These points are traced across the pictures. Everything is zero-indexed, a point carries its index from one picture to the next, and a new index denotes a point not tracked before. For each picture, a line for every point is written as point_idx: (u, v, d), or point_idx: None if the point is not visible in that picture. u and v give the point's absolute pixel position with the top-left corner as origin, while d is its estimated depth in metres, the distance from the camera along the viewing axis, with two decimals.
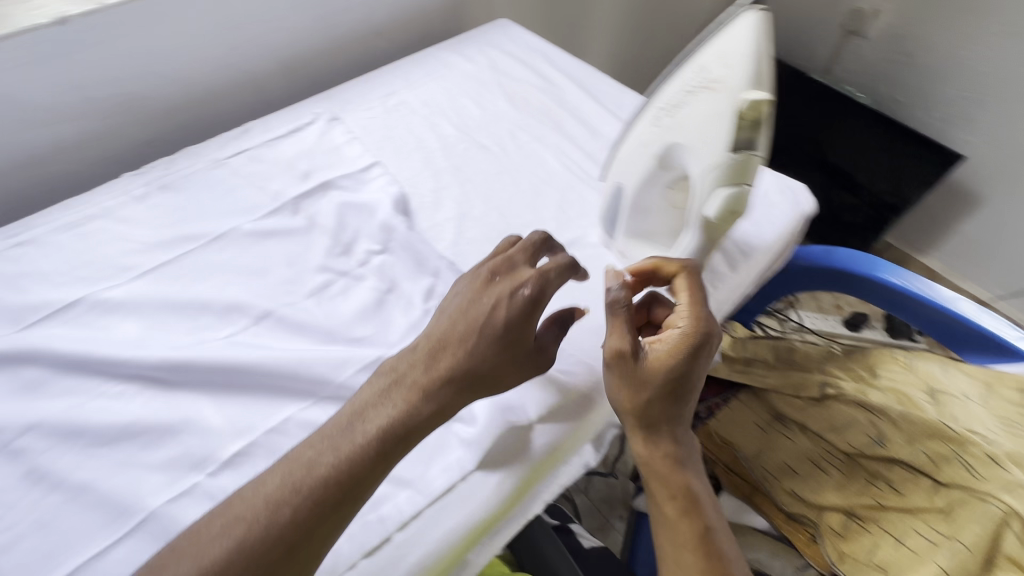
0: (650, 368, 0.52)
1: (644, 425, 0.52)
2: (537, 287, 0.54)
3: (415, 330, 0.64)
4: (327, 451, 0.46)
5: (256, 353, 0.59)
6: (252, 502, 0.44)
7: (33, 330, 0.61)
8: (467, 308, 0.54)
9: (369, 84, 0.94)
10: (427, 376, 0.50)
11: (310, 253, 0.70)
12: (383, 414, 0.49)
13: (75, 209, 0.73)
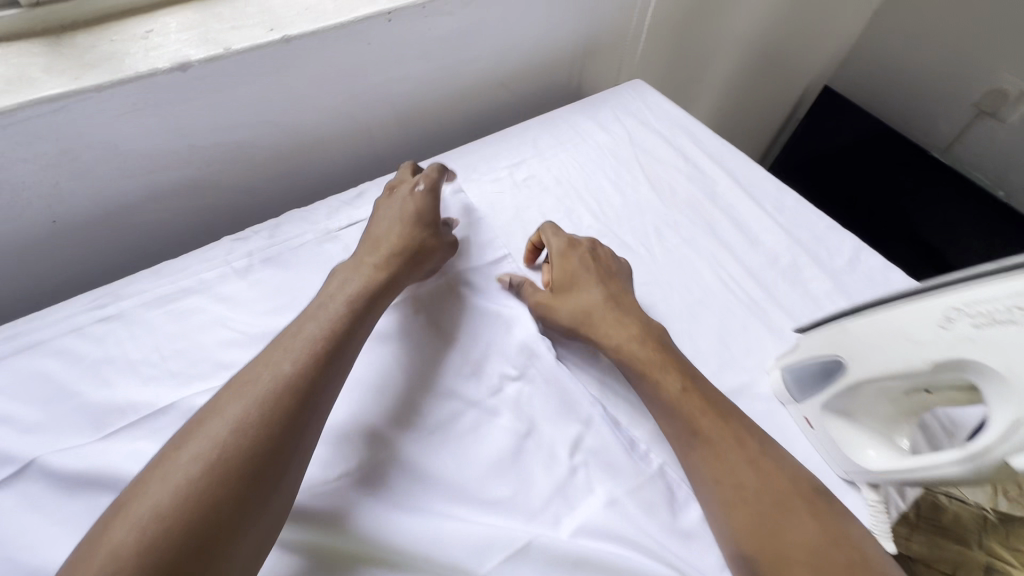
0: (558, 292, 0.65)
1: (579, 313, 0.62)
2: (426, 183, 0.71)
3: (562, 494, 0.53)
4: (330, 301, 0.56)
5: (382, 523, 0.49)
6: (240, 381, 0.47)
7: (116, 441, 0.52)
8: (383, 214, 0.68)
9: (494, 149, 0.83)
10: (375, 253, 0.63)
11: (434, 369, 0.60)
12: (360, 281, 0.59)
13: (169, 278, 0.64)
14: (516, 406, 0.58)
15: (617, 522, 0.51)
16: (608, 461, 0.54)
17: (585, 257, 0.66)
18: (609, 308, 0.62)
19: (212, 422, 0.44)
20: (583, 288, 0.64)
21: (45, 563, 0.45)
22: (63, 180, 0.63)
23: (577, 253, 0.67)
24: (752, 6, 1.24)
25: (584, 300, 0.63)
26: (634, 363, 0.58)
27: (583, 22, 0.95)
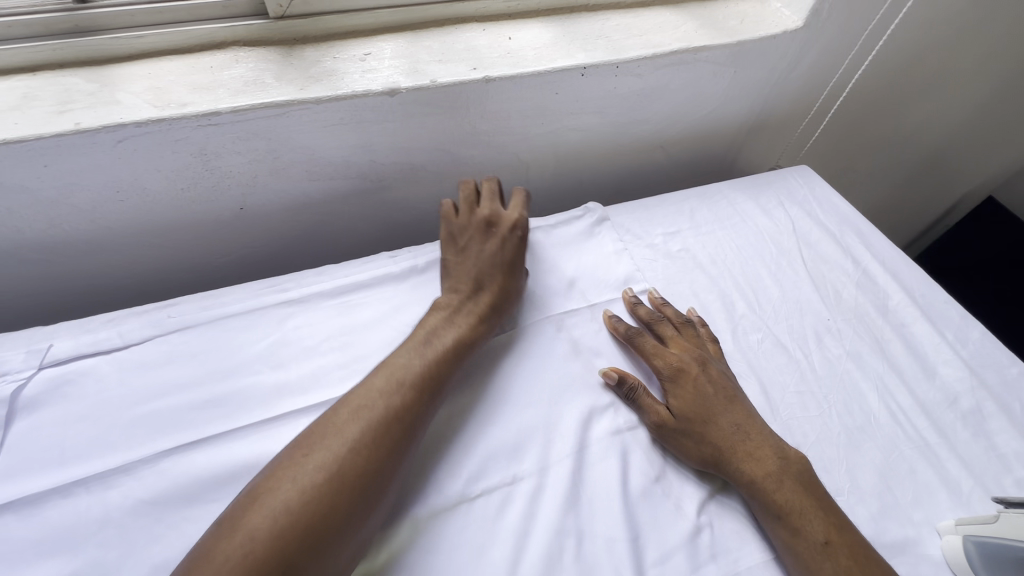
0: (686, 419, 0.57)
1: (709, 447, 0.55)
2: (521, 224, 0.69)
3: (688, 552, 0.51)
4: (435, 338, 0.58)
5: (509, 539, 0.50)
6: (354, 403, 0.50)
7: (263, 439, 0.54)
8: (477, 254, 0.66)
9: (649, 213, 0.81)
10: (474, 304, 0.62)
11: (574, 400, 0.60)
12: (456, 329, 0.60)
13: (329, 278, 0.67)
14: (648, 449, 0.57)
15: None
16: (739, 532, 0.53)
17: (701, 385, 0.59)
18: (744, 439, 0.56)
19: (330, 435, 0.48)
20: (711, 424, 0.56)
21: (190, 537, 0.48)
22: (261, 174, 0.68)
23: (689, 380, 0.60)
24: (937, 104, 1.15)
25: (711, 436, 0.56)
26: (768, 503, 0.52)
27: (759, 98, 0.92)
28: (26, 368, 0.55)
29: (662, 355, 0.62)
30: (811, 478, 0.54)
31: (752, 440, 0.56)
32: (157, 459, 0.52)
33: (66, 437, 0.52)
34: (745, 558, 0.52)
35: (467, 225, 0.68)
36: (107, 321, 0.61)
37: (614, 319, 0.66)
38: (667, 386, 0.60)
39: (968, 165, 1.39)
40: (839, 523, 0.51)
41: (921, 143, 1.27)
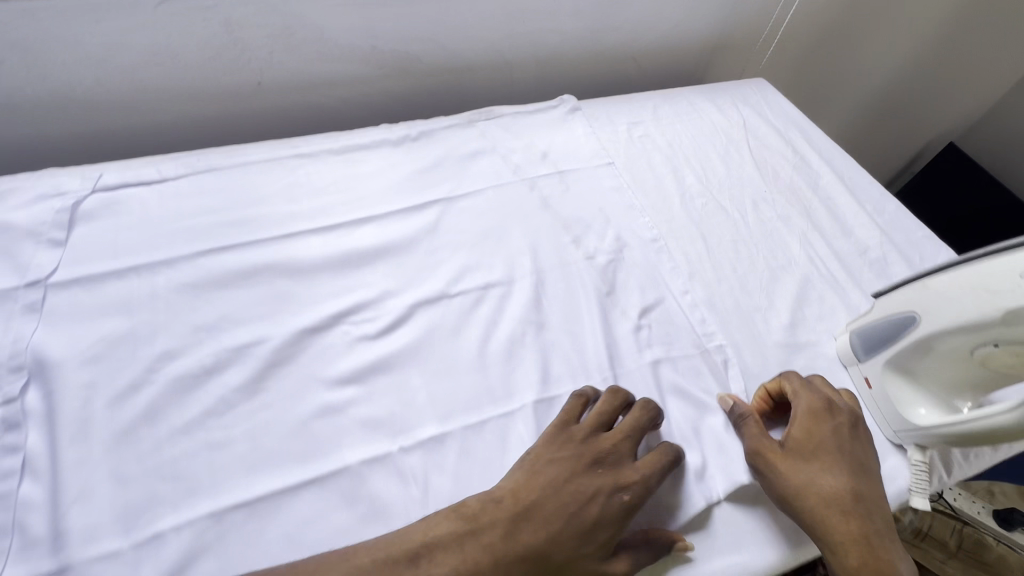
0: (792, 450, 0.54)
1: (807, 497, 0.51)
2: (640, 489, 0.49)
3: (629, 341, 0.63)
4: (466, 559, 0.44)
5: (484, 325, 0.62)
6: (391, 555, 0.44)
7: (281, 248, 0.65)
8: (552, 486, 0.48)
9: (617, 107, 0.92)
10: (504, 545, 0.45)
11: (542, 237, 0.71)
12: (462, 562, 0.44)
13: (335, 140, 0.78)
14: (603, 274, 0.69)
15: (670, 378, 0.61)
16: (672, 331, 0.65)
17: (840, 435, 0.55)
18: (848, 494, 0.52)
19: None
20: (826, 470, 0.53)
21: (226, 310, 0.59)
22: (277, 50, 0.78)
23: (832, 427, 0.56)
24: (896, 29, 1.30)
25: (819, 484, 0.52)
26: (824, 529, 0.50)
27: (720, 16, 1.02)
28: (83, 189, 0.66)
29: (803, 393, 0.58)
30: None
31: (846, 488, 0.52)
32: (195, 257, 0.63)
33: (118, 240, 0.63)
34: (675, 349, 0.64)
35: (580, 450, 0.51)
36: (146, 162, 0.71)
37: (784, 372, 0.60)
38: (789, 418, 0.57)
39: (938, 101, 1.50)
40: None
41: (892, 68, 1.40)
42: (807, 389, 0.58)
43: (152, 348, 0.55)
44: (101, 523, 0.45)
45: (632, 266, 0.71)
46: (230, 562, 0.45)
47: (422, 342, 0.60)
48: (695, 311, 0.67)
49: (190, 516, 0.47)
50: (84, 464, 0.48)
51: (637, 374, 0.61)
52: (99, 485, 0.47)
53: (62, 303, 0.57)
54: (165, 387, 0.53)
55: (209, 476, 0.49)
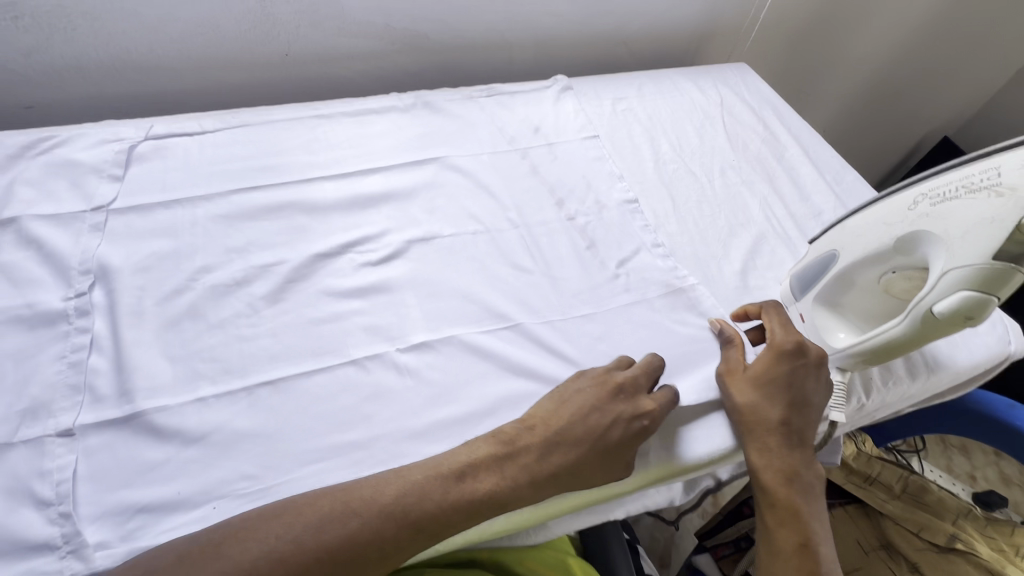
0: (750, 377, 0.61)
1: (746, 414, 0.59)
2: (652, 421, 0.58)
3: (598, 278, 0.73)
4: (500, 472, 0.53)
5: (472, 258, 0.72)
6: (438, 475, 0.51)
7: (301, 189, 0.76)
8: (584, 416, 0.56)
9: (605, 83, 1.01)
10: (524, 459, 0.54)
11: (527, 190, 0.81)
12: (496, 479, 0.52)
13: (351, 104, 0.89)
14: (579, 222, 0.79)
15: (631, 309, 0.70)
16: (638, 271, 0.74)
17: (795, 372, 0.61)
18: (786, 422, 0.60)
19: (453, 496, 0.50)
20: (771, 396, 0.60)
21: (255, 236, 0.70)
22: (303, 24, 0.89)
23: (789, 363, 0.61)
24: (881, 24, 1.36)
25: (763, 409, 0.59)
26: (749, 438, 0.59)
27: (706, 4, 1.11)
28: (137, 136, 0.78)
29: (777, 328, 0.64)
30: (813, 488, 0.59)
31: (783, 416, 0.60)
32: (229, 194, 0.74)
33: (167, 179, 0.75)
34: (638, 286, 0.73)
35: (604, 387, 0.58)
36: (189, 117, 0.83)
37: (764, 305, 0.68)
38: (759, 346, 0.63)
39: (931, 95, 1.56)
40: (805, 517, 0.56)
41: (880, 62, 1.47)
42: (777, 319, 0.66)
43: (194, 262, 0.67)
44: (153, 388, 0.57)
45: (609, 220, 0.79)
46: (252, 424, 0.56)
47: (418, 269, 0.70)
48: (659, 256, 0.76)
49: (221, 389, 0.58)
50: (140, 345, 0.59)
51: (602, 305, 0.70)
52: (153, 360, 0.59)
53: (120, 225, 0.69)
54: (204, 291, 0.64)
55: (237, 361, 0.60)
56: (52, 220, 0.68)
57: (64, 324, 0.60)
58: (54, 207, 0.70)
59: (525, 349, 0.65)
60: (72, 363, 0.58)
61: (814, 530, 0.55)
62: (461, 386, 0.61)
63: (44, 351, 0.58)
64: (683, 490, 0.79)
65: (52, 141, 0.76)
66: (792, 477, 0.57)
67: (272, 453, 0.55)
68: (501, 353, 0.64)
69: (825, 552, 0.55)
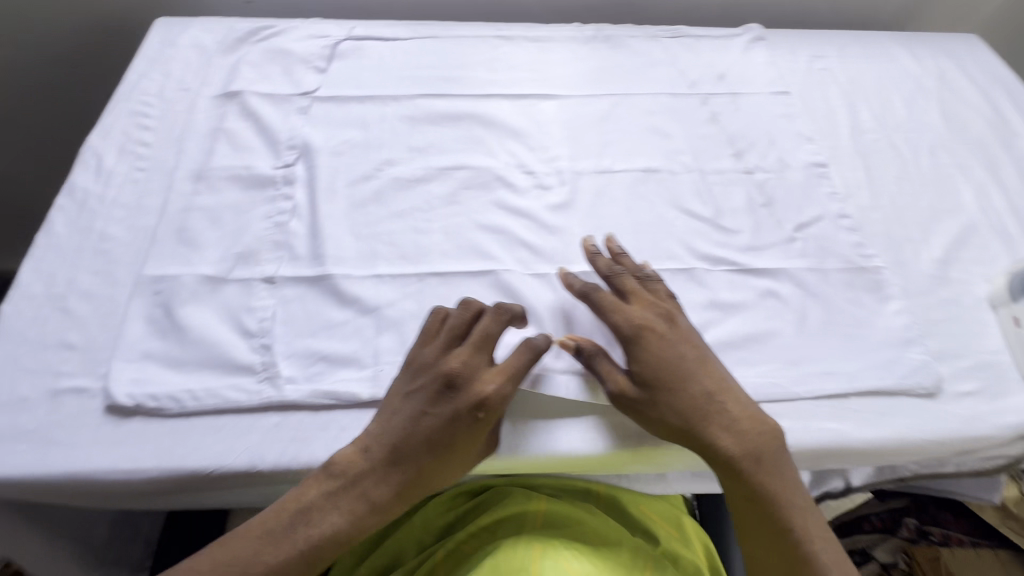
0: (667, 346, 0.53)
1: (687, 398, 0.51)
2: (495, 396, 0.50)
3: (772, 237, 0.68)
4: (335, 506, 0.47)
5: (639, 195, 0.70)
6: (274, 526, 0.46)
7: (479, 104, 0.77)
8: (414, 418, 0.49)
9: (802, 38, 0.91)
10: (365, 481, 0.48)
11: (704, 138, 0.77)
12: (338, 514, 0.47)
13: (533, 29, 0.88)
14: (758, 179, 0.73)
15: (807, 276, 0.65)
16: (819, 237, 0.68)
17: (667, 344, 0.53)
18: (728, 404, 0.52)
19: (291, 546, 0.45)
20: (694, 372, 0.52)
21: (435, 140, 0.73)
22: None
23: (651, 338, 0.53)
24: None
25: (694, 389, 0.51)
26: (694, 422, 0.51)
27: None
28: (340, 36, 0.84)
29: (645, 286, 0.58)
30: (784, 471, 0.51)
31: (717, 396, 0.52)
32: (416, 99, 0.77)
33: (362, 77, 0.79)
34: (816, 253, 0.67)
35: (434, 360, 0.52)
36: (384, 25, 0.87)
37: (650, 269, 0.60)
38: (650, 313, 0.55)
39: None
40: (788, 512, 0.49)
41: None
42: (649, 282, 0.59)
43: (380, 156, 0.71)
44: (340, 258, 0.62)
45: (791, 181, 0.73)
46: (420, 308, 0.60)
47: (584, 197, 0.69)
48: (845, 228, 0.69)
49: (396, 271, 0.62)
50: (331, 219, 0.65)
51: (774, 266, 0.65)
52: (342, 234, 0.64)
53: (320, 111, 0.75)
54: (389, 183, 0.68)
55: (412, 250, 0.63)
56: (267, 98, 0.75)
57: (272, 189, 0.67)
58: (269, 88, 0.77)
59: (686, 293, 0.63)
60: (276, 223, 0.64)
61: (796, 517, 0.49)
62: None
63: (256, 208, 0.66)
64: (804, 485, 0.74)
65: (270, 31, 0.83)
66: (757, 466, 0.50)
67: None
68: None
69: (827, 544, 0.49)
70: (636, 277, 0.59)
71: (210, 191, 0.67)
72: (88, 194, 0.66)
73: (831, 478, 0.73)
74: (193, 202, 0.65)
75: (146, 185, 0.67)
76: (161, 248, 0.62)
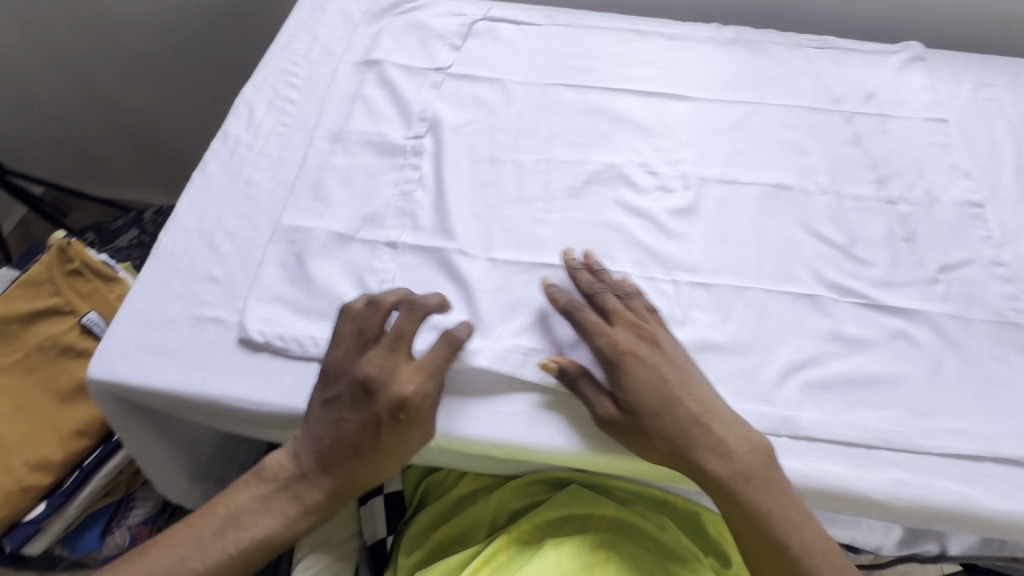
0: (652, 369, 0.52)
1: (671, 422, 0.50)
2: (415, 399, 0.50)
3: (911, 275, 0.62)
4: (269, 508, 0.52)
5: (765, 212, 0.67)
6: (209, 525, 0.51)
7: (607, 98, 0.76)
8: (337, 424, 0.51)
9: (969, 63, 0.83)
10: (299, 484, 0.52)
11: (844, 159, 0.72)
12: (273, 514, 0.52)
13: (669, 26, 0.85)
14: (900, 211, 0.67)
15: (947, 323, 0.59)
16: (966, 283, 0.62)
17: (650, 369, 0.52)
18: (705, 418, 0.50)
19: (228, 544, 0.51)
20: (678, 395, 0.51)
21: (559, 130, 0.73)
22: None
23: (633, 365, 0.52)
24: None
25: (680, 412, 0.50)
26: (684, 445, 0.49)
27: None
28: (476, 15, 0.85)
29: (634, 303, 0.56)
30: (772, 474, 0.50)
31: (700, 415, 0.50)
32: (544, 86, 0.77)
33: (493, 59, 0.80)
34: (961, 300, 0.61)
35: (353, 365, 0.52)
36: (519, 8, 0.87)
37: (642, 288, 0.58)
38: (637, 335, 0.54)
39: None
40: (775, 524, 0.48)
41: None
42: (633, 298, 0.57)
43: (505, 139, 0.72)
44: (458, 234, 0.64)
45: (939, 218, 0.67)
46: (530, 295, 0.60)
47: (706, 207, 0.67)
48: (997, 277, 0.63)
49: (511, 254, 0.63)
50: (453, 194, 0.67)
51: (910, 307, 0.60)
52: (462, 210, 0.66)
53: (452, 87, 0.76)
54: (511, 168, 0.69)
55: (528, 236, 0.64)
56: (403, 70, 0.78)
57: (401, 158, 0.70)
58: (406, 60, 0.79)
59: (806, 320, 0.59)
60: (403, 192, 0.67)
61: (782, 530, 0.48)
62: (730, 333, 0.59)
63: (385, 175, 0.68)
64: (894, 541, 0.69)
65: (412, 4, 0.85)
66: (742, 477, 0.49)
67: (543, 324, 0.59)
68: (778, 316, 0.60)
69: (813, 542, 0.49)
70: (618, 294, 0.57)
71: (345, 153, 0.70)
72: (238, 141, 0.71)
73: (929, 542, 0.68)
74: (329, 161, 0.69)
75: (288, 139, 0.72)
76: (297, 201, 0.66)
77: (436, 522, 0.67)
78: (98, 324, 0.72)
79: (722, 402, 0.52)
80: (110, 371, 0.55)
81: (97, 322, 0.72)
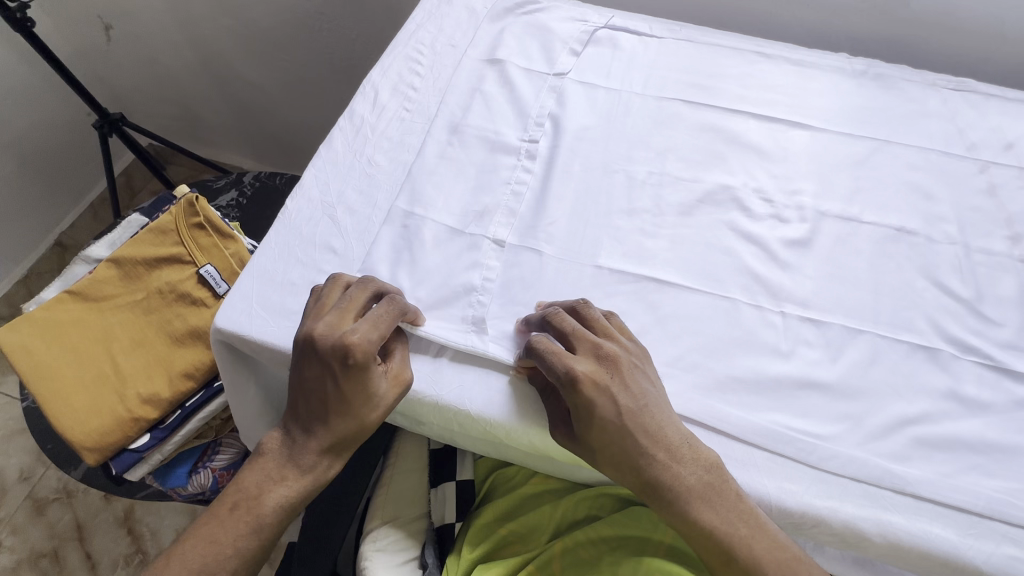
0: (609, 402, 0.50)
1: (623, 454, 0.51)
2: (360, 350, 0.51)
3: None
4: (276, 477, 0.55)
5: (884, 255, 0.64)
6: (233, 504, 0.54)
7: (726, 119, 0.75)
8: (305, 385, 0.54)
9: None
10: (298, 451, 0.55)
11: (975, 210, 0.68)
12: (280, 479, 0.55)
13: (795, 51, 0.83)
14: None
15: None
16: None
17: (608, 400, 0.50)
18: (656, 444, 0.50)
19: (253, 515, 0.53)
20: (632, 430, 0.50)
21: (674, 145, 0.72)
22: None
23: (591, 396, 0.50)
24: None
25: (634, 444, 0.50)
26: (644, 474, 0.51)
27: None
28: (599, 23, 0.85)
29: (592, 325, 0.55)
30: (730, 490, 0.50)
31: (654, 443, 0.50)
32: (662, 100, 0.77)
33: (613, 67, 0.81)
34: None
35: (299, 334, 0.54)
36: (641, 19, 0.87)
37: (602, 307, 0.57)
38: (597, 361, 0.52)
39: None
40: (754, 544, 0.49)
41: None
42: (593, 318, 0.55)
43: (617, 148, 0.72)
44: (565, 238, 0.65)
45: None
46: (634, 307, 0.60)
47: (821, 242, 0.65)
48: None
49: (616, 263, 0.63)
50: (564, 198, 0.67)
51: None
52: (571, 215, 0.66)
53: (569, 91, 0.77)
54: (622, 178, 0.69)
55: (635, 248, 0.64)
56: (524, 70, 0.79)
57: (515, 157, 0.71)
58: (527, 60, 0.81)
59: (922, 372, 0.57)
60: (514, 190, 0.68)
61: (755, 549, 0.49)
62: (838, 374, 0.57)
63: (498, 171, 0.70)
64: None
65: (537, 5, 0.87)
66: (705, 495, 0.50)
67: (644, 338, 0.59)
68: (892, 364, 0.57)
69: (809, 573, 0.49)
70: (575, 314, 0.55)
71: (462, 144, 0.72)
72: (364, 121, 0.74)
73: None
74: (446, 150, 0.71)
75: (409, 125, 0.74)
76: (414, 185, 0.68)
77: (503, 516, 0.67)
78: (213, 277, 0.76)
79: (671, 414, 0.53)
80: (233, 322, 0.59)
81: (212, 274, 0.76)
